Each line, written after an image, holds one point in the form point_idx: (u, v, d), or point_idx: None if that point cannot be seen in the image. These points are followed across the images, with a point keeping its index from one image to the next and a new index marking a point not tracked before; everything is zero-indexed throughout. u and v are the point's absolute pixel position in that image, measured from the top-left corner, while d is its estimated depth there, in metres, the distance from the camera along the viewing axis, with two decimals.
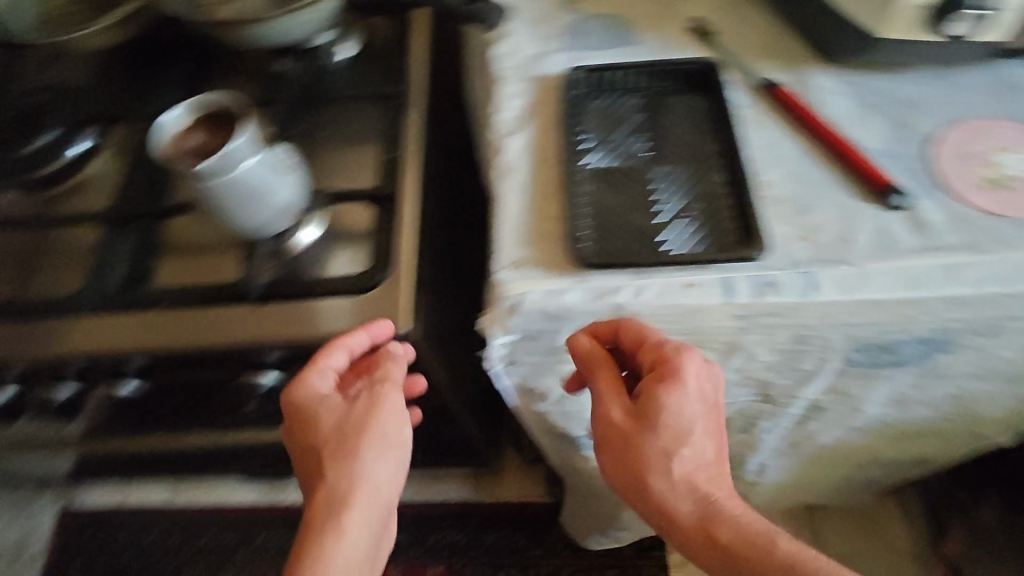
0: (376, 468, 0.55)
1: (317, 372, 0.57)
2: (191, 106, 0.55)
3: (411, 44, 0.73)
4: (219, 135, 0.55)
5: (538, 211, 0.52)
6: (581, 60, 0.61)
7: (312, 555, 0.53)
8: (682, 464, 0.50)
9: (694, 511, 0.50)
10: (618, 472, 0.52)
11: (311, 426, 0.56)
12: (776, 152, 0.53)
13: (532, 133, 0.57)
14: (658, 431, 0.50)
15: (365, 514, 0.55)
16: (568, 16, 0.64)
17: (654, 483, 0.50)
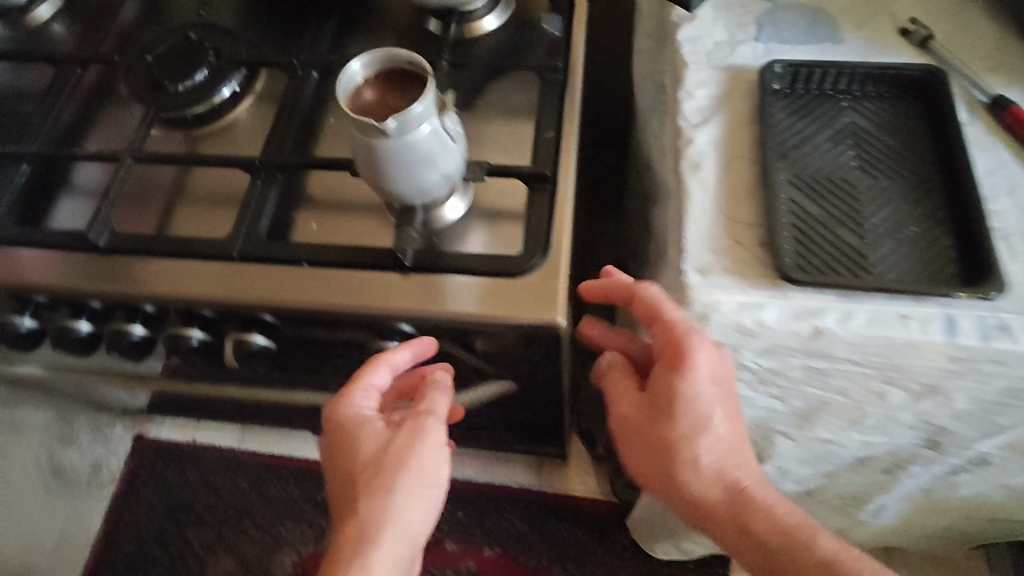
0: (421, 468, 0.57)
1: (362, 391, 0.59)
2: (372, 59, 0.52)
3: (572, 21, 0.70)
4: (396, 94, 0.52)
5: (729, 213, 0.49)
6: (776, 53, 0.56)
7: (358, 522, 0.56)
8: (706, 456, 0.53)
9: (723, 496, 0.54)
10: (641, 453, 0.56)
11: (353, 446, 0.58)
12: (1005, 178, 0.48)
13: (722, 127, 0.52)
14: (678, 420, 0.53)
15: (408, 502, 0.56)
16: (762, 3, 0.59)
17: (682, 470, 0.55)
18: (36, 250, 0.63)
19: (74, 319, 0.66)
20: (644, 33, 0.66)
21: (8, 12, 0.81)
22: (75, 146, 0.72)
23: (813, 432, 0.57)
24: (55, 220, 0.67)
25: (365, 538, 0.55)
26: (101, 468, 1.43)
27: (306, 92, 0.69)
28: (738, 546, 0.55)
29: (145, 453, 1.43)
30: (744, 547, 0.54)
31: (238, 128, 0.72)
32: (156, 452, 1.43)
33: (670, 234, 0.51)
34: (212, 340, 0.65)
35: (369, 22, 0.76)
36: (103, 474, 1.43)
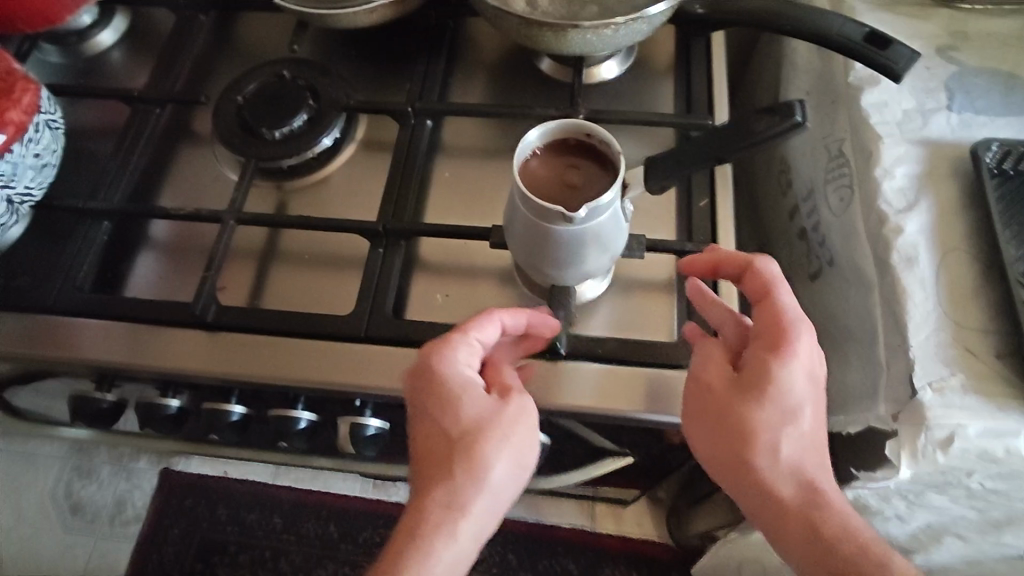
0: (517, 441, 0.45)
1: (465, 344, 0.47)
2: (548, 130, 0.47)
3: (712, 68, 0.64)
4: (574, 170, 0.46)
5: (955, 318, 0.43)
6: (972, 126, 0.51)
7: (450, 489, 0.44)
8: (786, 449, 0.45)
9: (794, 494, 0.46)
10: (708, 441, 0.46)
11: (440, 406, 0.46)
12: None
13: (931, 213, 0.47)
14: (768, 408, 0.45)
15: (484, 497, 0.45)
16: (948, 66, 0.54)
17: (756, 460, 0.45)
18: (128, 324, 0.56)
19: (164, 396, 0.58)
20: (801, 90, 0.61)
21: (65, 37, 0.72)
22: (156, 199, 0.64)
23: (998, 540, 0.52)
24: (138, 287, 0.60)
25: (451, 512, 0.44)
26: (125, 506, 1.16)
27: (421, 142, 0.62)
28: (806, 560, 0.45)
29: (173, 490, 1.16)
30: (802, 551, 0.45)
31: (338, 179, 0.65)
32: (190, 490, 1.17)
33: (878, 333, 0.46)
34: (319, 421, 0.58)
35: (478, 61, 0.69)
36: (127, 512, 1.16)
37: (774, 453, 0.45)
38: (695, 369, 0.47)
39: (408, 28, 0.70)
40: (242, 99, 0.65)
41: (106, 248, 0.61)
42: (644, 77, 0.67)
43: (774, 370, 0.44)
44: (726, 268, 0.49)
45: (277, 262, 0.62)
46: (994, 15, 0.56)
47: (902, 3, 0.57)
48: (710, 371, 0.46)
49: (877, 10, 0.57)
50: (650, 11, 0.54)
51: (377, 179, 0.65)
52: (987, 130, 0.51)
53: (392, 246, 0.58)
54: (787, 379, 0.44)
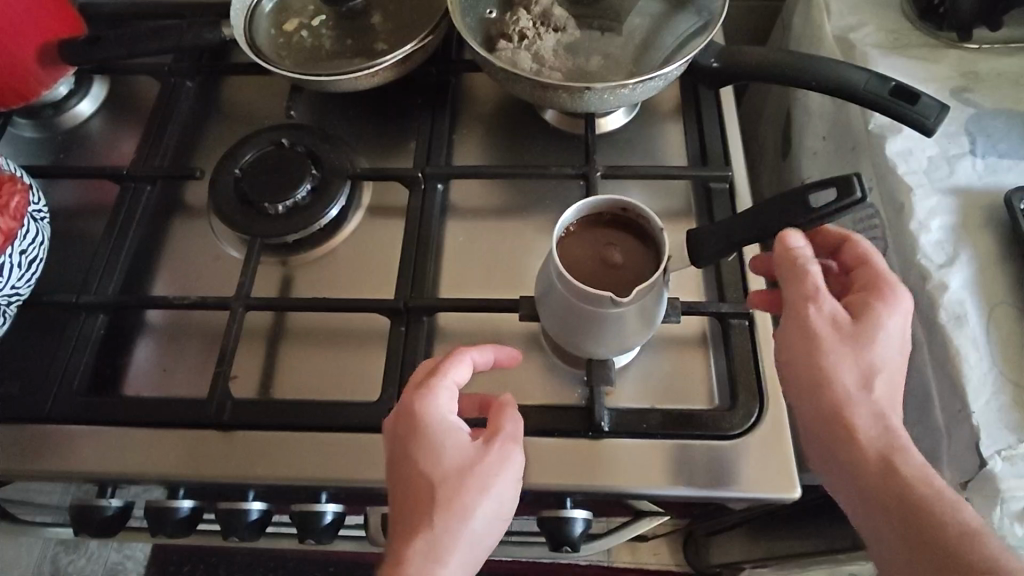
0: (498, 491, 0.41)
1: (439, 386, 0.43)
2: (584, 207, 0.46)
3: (721, 116, 0.63)
4: (619, 246, 0.45)
5: (1012, 378, 0.43)
6: (999, 170, 0.51)
7: (432, 534, 0.39)
8: (883, 388, 0.41)
9: (878, 436, 0.40)
10: (807, 362, 0.42)
11: (419, 451, 0.41)
12: None
13: (973, 267, 0.47)
14: (870, 348, 0.41)
15: (465, 547, 0.39)
16: (966, 109, 0.54)
17: (845, 385, 0.41)
18: (133, 429, 0.52)
19: (174, 496, 0.53)
20: (817, 135, 0.61)
21: (39, 109, 0.68)
22: (150, 286, 0.60)
23: None
24: (138, 384, 0.56)
25: (430, 565, 0.38)
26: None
27: (433, 208, 0.60)
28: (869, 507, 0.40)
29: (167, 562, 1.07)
30: (868, 496, 0.40)
31: (346, 249, 0.61)
32: (183, 556, 1.03)
33: (931, 395, 0.45)
34: (342, 510, 0.54)
35: (481, 114, 0.67)
36: None
37: (867, 385, 0.41)
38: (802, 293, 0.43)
39: (407, 86, 0.68)
40: (239, 170, 0.61)
41: (105, 344, 0.57)
42: (653, 123, 0.66)
43: (886, 311, 0.42)
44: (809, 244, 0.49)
45: (288, 342, 0.58)
46: (1002, 54, 0.57)
47: (910, 46, 0.58)
48: (823, 297, 0.43)
49: (887, 54, 0.57)
50: (666, 69, 0.54)
51: (386, 245, 0.62)
52: (1015, 174, 0.50)
53: (412, 320, 0.55)
54: (895, 324, 0.42)
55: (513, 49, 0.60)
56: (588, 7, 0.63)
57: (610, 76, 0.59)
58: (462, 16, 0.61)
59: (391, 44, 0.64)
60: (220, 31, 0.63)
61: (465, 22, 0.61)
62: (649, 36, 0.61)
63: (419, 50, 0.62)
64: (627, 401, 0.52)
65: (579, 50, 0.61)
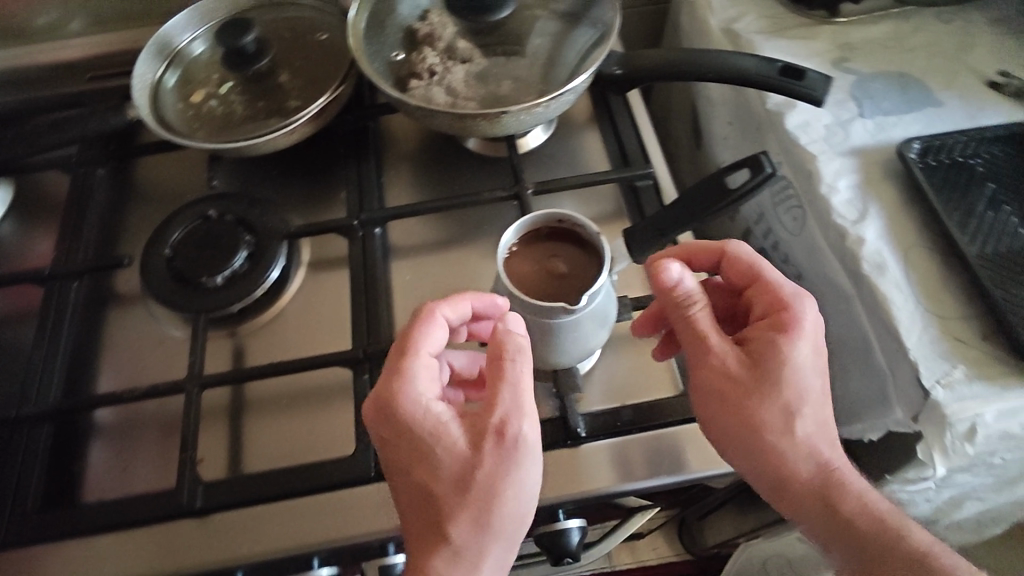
0: (510, 484, 0.42)
1: (416, 369, 0.44)
2: (522, 226, 0.47)
3: (632, 117, 0.67)
4: (561, 257, 0.47)
5: (935, 311, 0.46)
6: (887, 128, 0.56)
7: (449, 550, 0.41)
8: (803, 428, 0.46)
9: (812, 474, 0.46)
10: (721, 426, 0.46)
11: (415, 455, 0.42)
12: None
13: (882, 218, 0.50)
14: (786, 395, 0.46)
15: (485, 546, 0.42)
16: (847, 77, 0.59)
17: (774, 441, 0.46)
18: (101, 536, 0.50)
19: None
20: (722, 121, 0.65)
21: None
22: (93, 384, 0.58)
23: (1006, 490, 0.56)
24: (98, 488, 0.54)
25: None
26: None
27: (376, 253, 0.60)
28: (825, 533, 0.46)
29: None
30: (821, 526, 0.46)
31: (294, 309, 0.61)
32: None
33: (871, 342, 0.48)
34: (337, 572, 0.53)
35: (405, 153, 0.69)
36: None
37: (792, 432, 0.46)
38: (698, 348, 0.48)
39: (327, 138, 0.68)
40: (170, 250, 0.60)
41: (53, 455, 0.54)
42: (571, 135, 0.68)
43: (785, 348, 0.45)
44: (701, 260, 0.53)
45: (251, 413, 0.56)
46: (869, 23, 0.62)
47: (788, 29, 0.63)
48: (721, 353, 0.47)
49: (768, 39, 0.62)
50: (573, 83, 0.56)
51: (334, 297, 0.61)
52: (901, 129, 0.55)
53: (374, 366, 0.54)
54: (799, 355, 0.45)
55: (425, 87, 0.61)
56: (490, 35, 0.65)
57: (523, 97, 0.61)
58: (370, 62, 0.62)
59: (304, 100, 0.64)
60: (125, 114, 0.62)
61: (374, 67, 0.62)
62: (552, 53, 0.63)
63: (335, 101, 0.63)
64: (597, 404, 0.54)
65: (489, 77, 0.63)
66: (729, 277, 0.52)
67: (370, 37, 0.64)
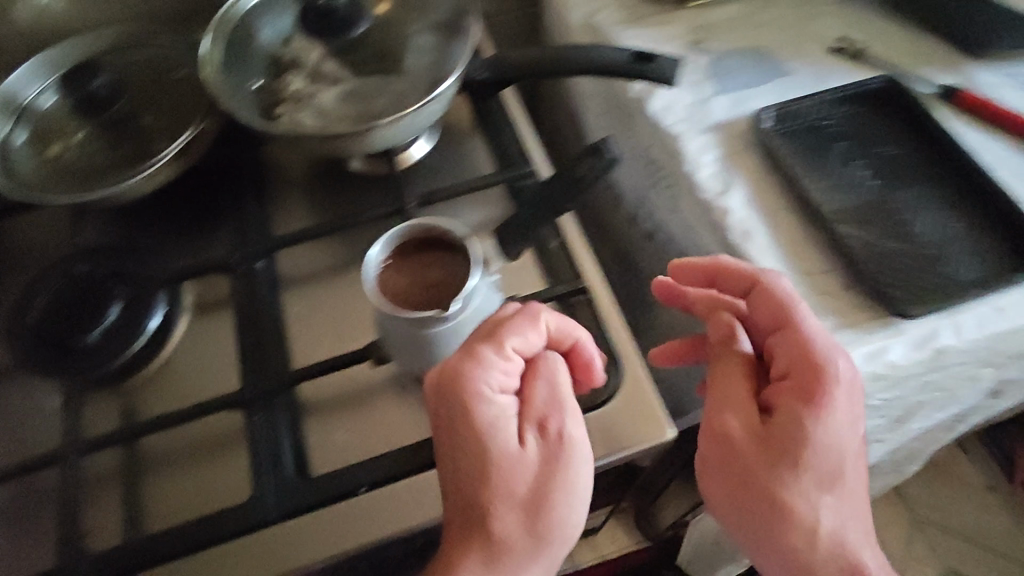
0: (564, 498, 0.43)
1: (494, 358, 0.43)
2: (389, 239, 0.46)
3: (510, 120, 0.67)
4: (432, 265, 0.46)
5: (799, 268, 0.49)
6: (744, 101, 0.58)
7: (487, 556, 0.42)
8: (825, 521, 0.42)
9: (833, 572, 0.42)
10: (726, 495, 0.44)
11: (477, 445, 0.42)
12: (997, 153, 0.52)
13: (744, 187, 0.52)
14: (809, 483, 0.42)
15: (530, 557, 0.43)
16: (704, 57, 0.61)
17: (792, 531, 0.42)
18: None
19: None
20: (596, 113, 0.66)
21: None
22: None
23: (904, 430, 0.58)
24: None
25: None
26: None
27: (261, 287, 0.58)
28: None
29: None
30: None
31: (182, 358, 0.58)
32: None
33: None
34: None
35: (287, 181, 0.67)
36: None
37: (813, 524, 0.42)
38: (720, 398, 0.45)
39: (202, 176, 0.66)
40: (37, 313, 0.56)
41: None
42: (454, 144, 0.68)
43: (810, 425, 0.41)
44: (724, 288, 0.48)
45: (143, 474, 0.53)
46: (718, 5, 0.65)
47: (645, 18, 0.65)
48: (733, 417, 0.44)
49: (626, 28, 0.64)
50: (437, 91, 0.57)
51: (221, 338, 0.58)
52: (756, 100, 0.58)
53: (266, 402, 0.52)
54: (823, 436, 0.41)
55: (294, 111, 0.61)
56: (358, 52, 0.65)
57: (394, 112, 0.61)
58: (233, 92, 0.61)
59: (169, 140, 0.61)
60: None
61: (239, 97, 0.61)
62: (422, 63, 0.63)
63: (199, 141, 0.61)
64: None
65: (359, 94, 0.62)
66: (755, 311, 0.46)
67: (232, 67, 0.63)
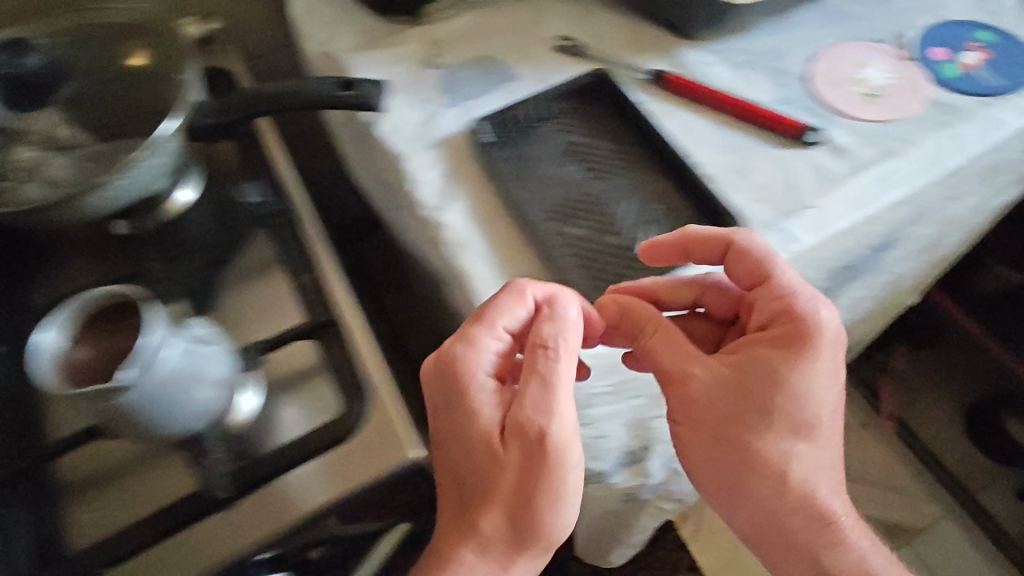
0: (548, 485, 0.45)
1: (490, 335, 0.47)
2: (66, 319, 0.44)
3: (268, 159, 0.66)
4: (118, 336, 0.45)
5: (512, 272, 0.49)
6: (470, 112, 0.59)
7: (477, 542, 0.46)
8: (795, 466, 0.49)
9: (806, 504, 0.50)
10: (696, 451, 0.50)
11: (468, 427, 0.47)
12: (696, 131, 0.55)
13: (463, 198, 0.53)
14: (784, 432, 0.48)
15: (536, 530, 0.46)
16: (437, 72, 0.62)
17: (783, 470, 0.49)
18: None
19: None
20: (351, 139, 0.66)
21: None
22: None
23: None
24: None
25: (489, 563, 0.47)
26: None
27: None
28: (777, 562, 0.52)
29: None
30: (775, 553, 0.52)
31: None
32: None
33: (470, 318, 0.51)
34: None
35: None
36: None
37: (788, 466, 0.49)
38: (665, 370, 0.49)
39: None
40: None
41: None
42: None
43: (785, 372, 0.47)
44: (663, 263, 0.48)
45: None
46: (453, 18, 0.66)
47: (381, 40, 0.64)
48: (695, 376, 0.49)
49: (361, 52, 0.64)
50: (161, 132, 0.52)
51: None
52: (482, 110, 0.59)
53: None
54: (807, 381, 0.47)
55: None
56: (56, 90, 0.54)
57: None
58: None
59: None
60: None
61: None
62: None
63: None
64: (257, 449, 0.50)
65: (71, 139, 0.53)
66: (735, 269, 0.49)
67: None
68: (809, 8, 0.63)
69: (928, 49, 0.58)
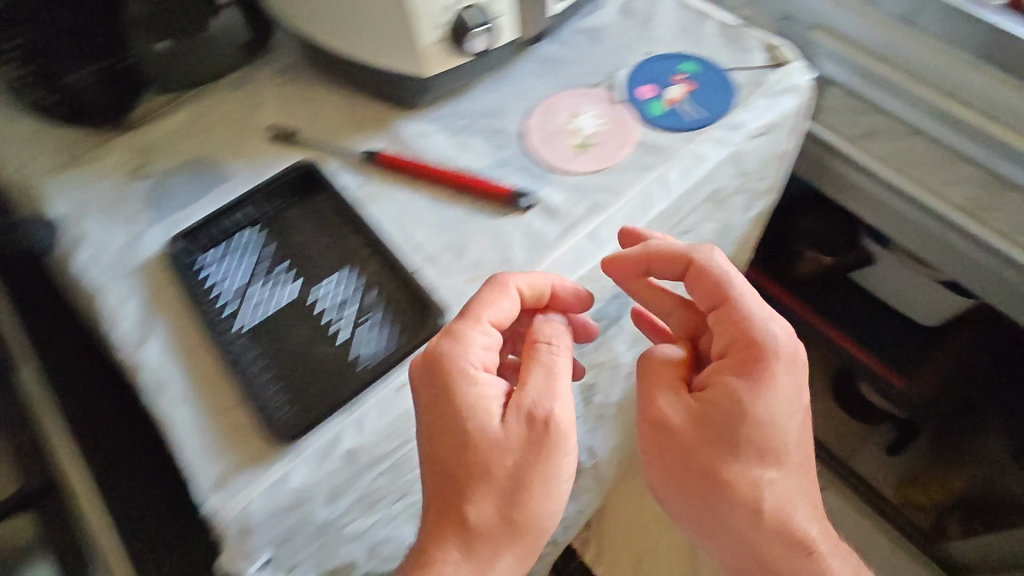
0: (561, 467, 0.43)
1: (479, 329, 0.44)
2: None
3: None
4: None
5: (214, 407, 0.45)
6: (177, 225, 0.54)
7: (463, 545, 0.42)
8: (767, 497, 0.45)
9: (783, 537, 0.45)
10: (667, 474, 0.47)
11: (456, 428, 0.43)
12: (409, 213, 0.53)
13: (162, 330, 0.48)
14: (767, 454, 0.45)
15: (523, 535, 0.43)
16: (144, 183, 0.57)
17: (752, 499, 0.45)
18: None
19: None
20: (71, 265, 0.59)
21: None
22: None
23: None
24: None
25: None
26: None
27: None
28: None
29: None
30: None
31: None
32: None
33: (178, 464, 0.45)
34: None
35: None
36: None
37: (758, 496, 0.45)
38: (648, 385, 0.48)
39: None
40: None
41: None
42: None
43: (747, 401, 0.44)
44: (658, 264, 0.48)
45: None
46: (163, 118, 0.61)
47: (81, 155, 0.59)
48: (669, 403, 0.46)
49: (58, 173, 0.58)
50: None
51: None
52: (190, 221, 0.54)
53: None
54: (758, 414, 0.44)
55: None
56: None
57: None
58: None
59: None
60: None
61: None
62: None
63: None
64: None
65: None
66: (692, 288, 0.48)
67: None
68: (524, 58, 0.62)
69: (636, 89, 0.59)
